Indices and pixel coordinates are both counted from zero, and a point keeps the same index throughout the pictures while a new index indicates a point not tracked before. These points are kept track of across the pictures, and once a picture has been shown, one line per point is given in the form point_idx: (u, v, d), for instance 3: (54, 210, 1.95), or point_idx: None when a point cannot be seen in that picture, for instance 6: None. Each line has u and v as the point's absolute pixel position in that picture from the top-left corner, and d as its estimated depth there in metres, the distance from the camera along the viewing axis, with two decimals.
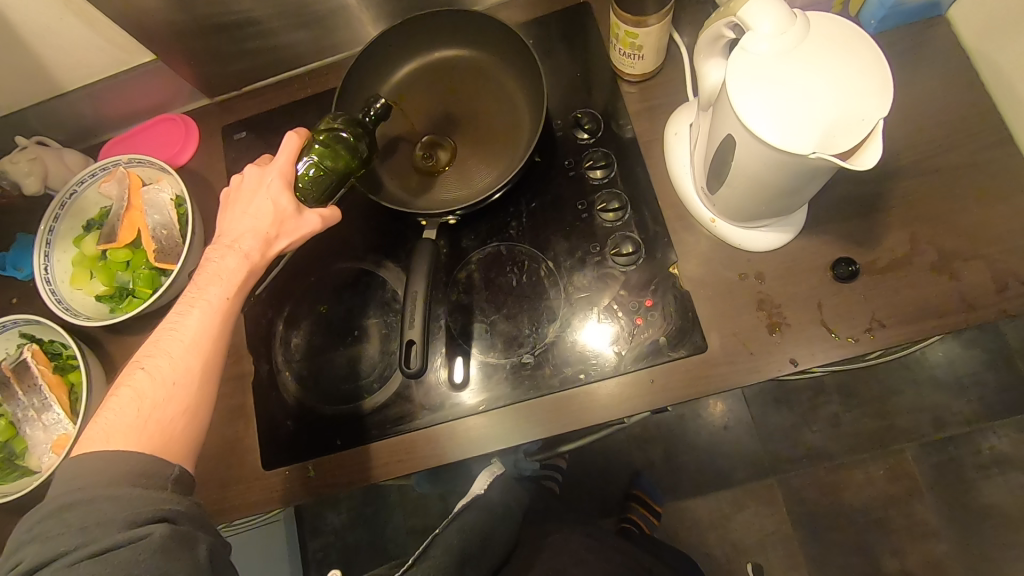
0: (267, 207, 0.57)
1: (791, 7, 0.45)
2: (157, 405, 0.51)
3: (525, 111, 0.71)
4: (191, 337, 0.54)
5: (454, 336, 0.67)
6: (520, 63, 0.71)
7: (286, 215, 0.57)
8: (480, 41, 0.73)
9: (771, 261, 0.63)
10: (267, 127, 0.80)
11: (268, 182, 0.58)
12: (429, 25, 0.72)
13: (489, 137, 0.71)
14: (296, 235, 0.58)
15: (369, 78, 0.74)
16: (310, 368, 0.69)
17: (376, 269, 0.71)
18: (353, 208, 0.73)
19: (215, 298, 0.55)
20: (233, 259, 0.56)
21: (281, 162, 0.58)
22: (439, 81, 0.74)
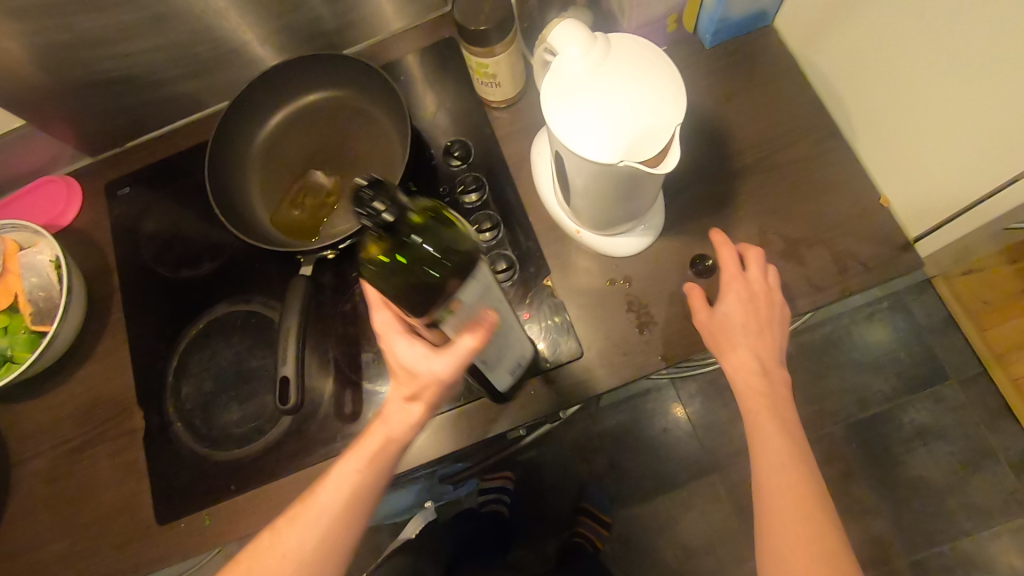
0: (404, 352, 0.48)
1: (591, 30, 0.49)
2: (319, 564, 0.50)
3: (398, 143, 0.74)
4: (336, 505, 0.50)
5: (343, 369, 0.68)
6: (389, 98, 0.74)
7: (410, 373, 0.48)
8: (351, 81, 0.76)
9: (636, 263, 0.67)
10: (152, 179, 0.81)
11: (377, 333, 0.50)
12: (299, 70, 0.75)
13: (366, 172, 0.74)
14: (441, 387, 0.48)
15: (246, 125, 0.76)
16: (203, 415, 0.69)
17: (262, 309, 0.71)
18: (240, 252, 0.74)
19: (347, 471, 0.51)
20: (373, 430, 0.51)
21: (383, 313, 0.50)
22: (316, 123, 0.77)
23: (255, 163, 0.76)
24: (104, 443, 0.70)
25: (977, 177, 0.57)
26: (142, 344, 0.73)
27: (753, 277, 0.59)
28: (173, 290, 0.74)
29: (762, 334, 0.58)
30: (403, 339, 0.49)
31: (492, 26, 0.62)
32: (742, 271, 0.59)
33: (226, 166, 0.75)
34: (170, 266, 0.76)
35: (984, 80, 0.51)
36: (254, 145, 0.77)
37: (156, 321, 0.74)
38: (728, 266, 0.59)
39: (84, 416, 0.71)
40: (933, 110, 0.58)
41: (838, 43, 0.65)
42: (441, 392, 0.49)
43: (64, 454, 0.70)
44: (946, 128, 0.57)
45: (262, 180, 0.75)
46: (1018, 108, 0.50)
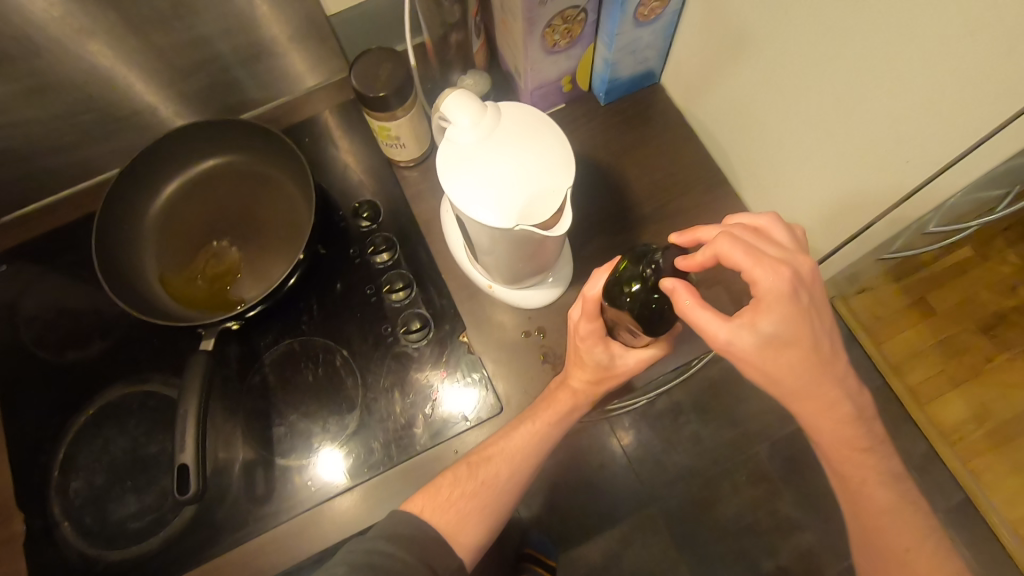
0: (599, 354, 0.56)
1: (482, 100, 0.51)
2: (491, 490, 0.57)
3: (304, 207, 0.73)
4: (525, 451, 0.58)
5: (253, 447, 0.64)
6: (291, 162, 0.73)
7: (609, 369, 0.57)
8: (251, 146, 0.74)
9: (548, 314, 0.68)
10: (31, 256, 0.75)
11: (582, 335, 0.55)
12: (194, 137, 0.73)
13: (272, 238, 0.72)
14: (614, 380, 0.58)
15: (138, 195, 0.73)
16: (94, 512, 0.63)
17: (161, 389, 0.67)
18: (135, 328, 0.69)
19: (533, 426, 0.59)
20: (561, 396, 0.59)
21: (590, 321, 0.54)
22: (217, 190, 0.75)
23: (150, 233, 0.73)
24: None
25: (884, 173, 0.54)
26: (21, 437, 0.66)
27: (767, 290, 0.43)
28: (56, 375, 0.68)
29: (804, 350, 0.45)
30: (597, 343, 0.56)
31: (391, 92, 0.63)
32: (766, 266, 0.43)
33: (117, 239, 0.71)
34: (53, 348, 0.69)
35: (819, 83, 0.55)
36: (149, 215, 0.73)
37: (36, 411, 0.67)
38: (713, 331, 0.44)
39: None
40: (794, 122, 0.61)
41: (710, 99, 0.72)
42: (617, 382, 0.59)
43: None
44: (810, 136, 0.60)
45: (159, 251, 0.72)
46: (851, 119, 0.54)
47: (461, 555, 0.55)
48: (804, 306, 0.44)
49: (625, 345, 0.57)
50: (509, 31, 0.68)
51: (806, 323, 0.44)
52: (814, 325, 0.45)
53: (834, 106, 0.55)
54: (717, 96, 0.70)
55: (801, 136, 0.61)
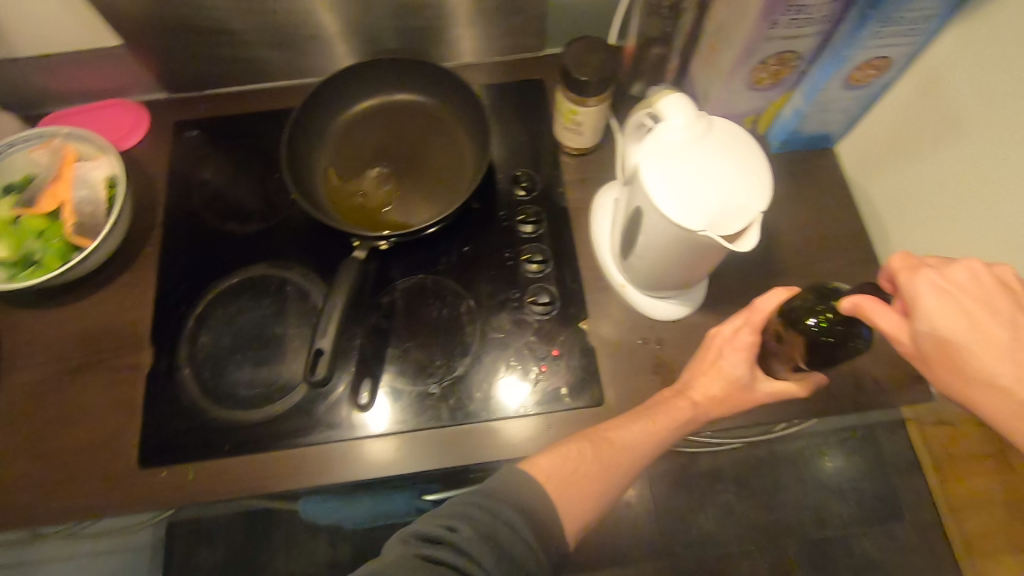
0: (738, 369, 0.57)
1: (698, 109, 0.54)
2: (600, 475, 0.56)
3: (471, 161, 0.77)
4: (641, 444, 0.57)
5: (366, 359, 0.68)
6: (474, 120, 0.77)
7: (742, 388, 0.58)
8: (441, 95, 0.79)
9: (670, 331, 0.69)
10: (220, 129, 0.81)
11: (733, 346, 0.58)
12: (396, 69, 0.78)
13: (433, 179, 0.76)
14: (744, 403, 0.59)
15: (330, 104, 0.78)
16: (213, 368, 0.68)
17: (300, 281, 0.71)
18: (291, 221, 0.74)
19: (648, 424, 0.58)
20: (677, 405, 0.59)
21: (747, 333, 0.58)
22: (396, 121, 0.79)
23: (327, 141, 0.78)
24: (99, 372, 0.67)
25: None
26: (167, 283, 0.72)
27: (916, 298, 0.44)
28: (213, 239, 0.74)
29: (981, 354, 0.42)
30: (743, 360, 0.58)
31: (596, 80, 0.66)
32: (930, 290, 0.43)
33: (301, 136, 0.76)
34: (216, 215, 0.75)
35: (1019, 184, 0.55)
36: (331, 125, 0.78)
37: (187, 266, 0.72)
38: (890, 336, 0.45)
39: (86, 341, 0.69)
40: (977, 217, 0.60)
41: (890, 175, 0.72)
42: (745, 407, 0.59)
43: (53, 373, 0.67)
44: (991, 235, 0.59)
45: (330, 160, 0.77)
46: None
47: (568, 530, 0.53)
48: (968, 325, 0.42)
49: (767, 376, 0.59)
50: (715, 58, 0.70)
51: (974, 340, 0.42)
52: (975, 346, 0.42)
53: (993, 210, 0.58)
54: (898, 175, 0.71)
55: (982, 232, 0.60)
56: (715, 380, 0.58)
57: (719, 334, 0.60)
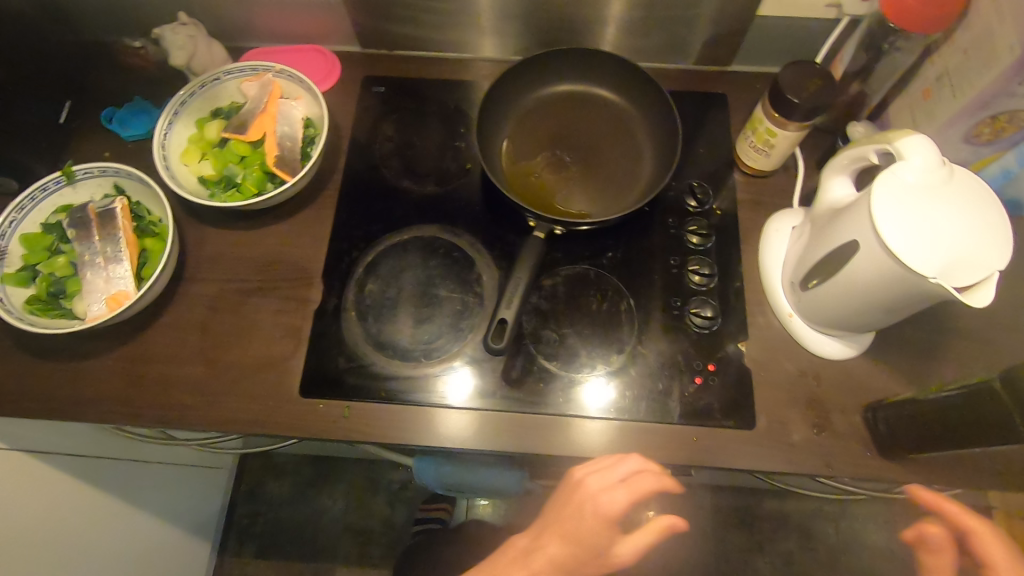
0: (619, 494, 0.60)
1: (941, 154, 0.52)
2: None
3: (649, 165, 0.76)
4: (562, 553, 0.64)
5: (522, 336, 0.69)
6: (660, 126, 0.77)
7: (621, 504, 0.60)
8: (629, 93, 0.79)
9: (830, 371, 0.68)
10: (405, 90, 0.82)
11: (597, 488, 0.60)
12: (592, 60, 0.78)
13: (609, 174, 0.75)
14: (641, 540, 0.64)
15: (521, 81, 0.79)
16: (377, 317, 0.70)
17: (467, 249, 0.73)
18: (465, 190, 0.76)
19: (574, 523, 0.64)
20: (576, 498, 0.62)
21: (620, 491, 0.60)
22: (579, 110, 0.79)
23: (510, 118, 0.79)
24: (272, 300, 0.71)
25: None
26: (341, 227, 0.74)
27: None
28: (388, 193, 0.76)
29: None
30: (619, 493, 0.60)
31: (812, 104, 0.64)
32: None
33: (489, 108, 0.77)
34: (394, 171, 0.77)
35: None
36: (519, 101, 0.79)
37: (362, 214, 0.75)
38: None
39: (262, 267, 0.72)
40: None
41: None
42: (654, 533, 0.64)
43: (231, 292, 0.71)
44: None
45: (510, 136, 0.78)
46: None
47: None
48: None
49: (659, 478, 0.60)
50: (931, 105, 0.68)
51: None
52: None
53: None
54: None
55: None
56: (608, 496, 0.60)
57: (580, 480, 0.62)
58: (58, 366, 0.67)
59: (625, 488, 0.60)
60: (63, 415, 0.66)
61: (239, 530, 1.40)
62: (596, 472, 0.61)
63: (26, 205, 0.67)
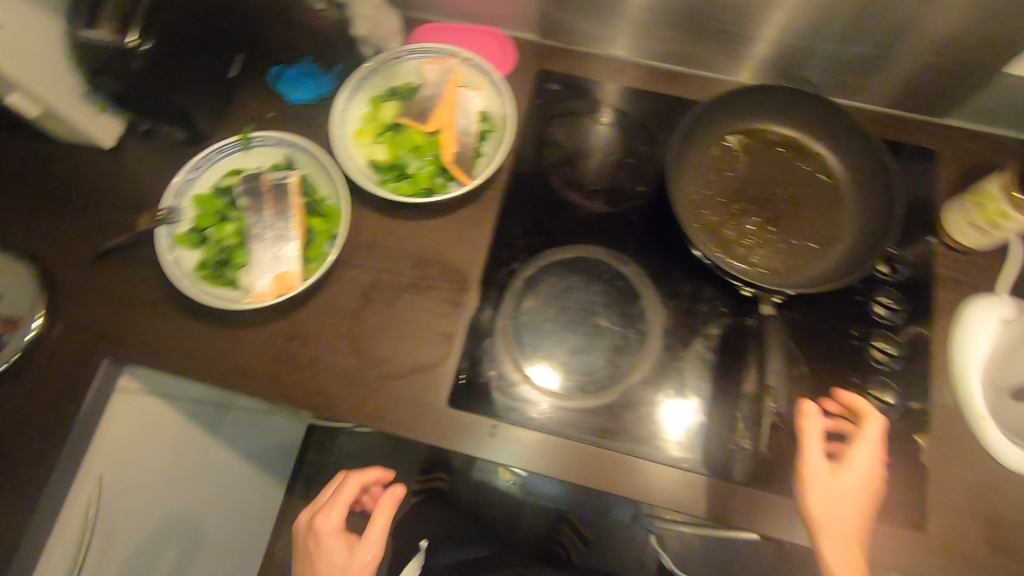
0: (334, 515, 0.63)
1: None
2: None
3: (850, 249, 0.67)
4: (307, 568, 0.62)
5: (685, 384, 0.63)
6: (868, 191, 0.69)
7: (328, 530, 0.62)
8: (832, 144, 0.71)
9: (1015, 484, 0.61)
10: (581, 91, 0.76)
11: (325, 544, 0.62)
12: (799, 110, 0.71)
13: (800, 242, 0.67)
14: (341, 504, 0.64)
15: (715, 117, 0.71)
16: (533, 336, 0.66)
17: (635, 279, 0.67)
18: (636, 212, 0.70)
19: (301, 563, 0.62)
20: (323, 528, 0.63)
21: (334, 513, 0.63)
22: (772, 163, 0.71)
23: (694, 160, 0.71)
24: (424, 300, 0.68)
25: None
26: (502, 233, 0.70)
27: None
28: (553, 203, 0.71)
29: None
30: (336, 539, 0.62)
31: None
32: None
33: (706, 119, 0.71)
34: (563, 181, 0.72)
35: None
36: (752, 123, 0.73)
37: (524, 223, 0.70)
38: None
39: (418, 263, 0.69)
40: None
41: None
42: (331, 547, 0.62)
43: (385, 284, 0.69)
44: None
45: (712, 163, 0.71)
46: None
47: None
48: None
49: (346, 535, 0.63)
50: None
51: None
52: None
53: None
54: None
55: None
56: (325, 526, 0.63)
57: (308, 528, 0.64)
58: (214, 332, 0.67)
59: (379, 511, 0.63)
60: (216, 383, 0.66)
61: (307, 475, 1.42)
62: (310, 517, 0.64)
63: (201, 165, 0.66)
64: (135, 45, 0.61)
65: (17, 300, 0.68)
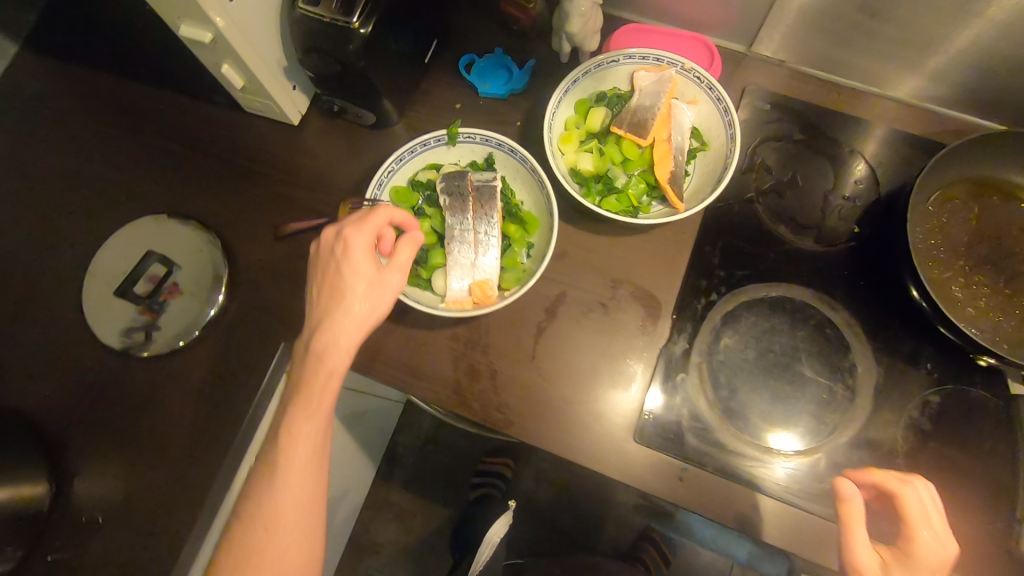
0: (365, 259, 0.50)
1: None
2: (273, 520, 0.45)
3: None
4: (312, 447, 0.47)
5: (895, 452, 0.59)
6: None
7: (370, 280, 0.50)
8: None
9: None
10: (795, 116, 0.70)
11: (346, 282, 0.50)
12: None
13: None
14: (381, 288, 0.50)
15: (959, 161, 0.63)
16: (729, 377, 0.62)
17: (846, 329, 0.62)
18: (850, 256, 0.65)
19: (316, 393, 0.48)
20: (336, 276, 0.50)
21: (363, 247, 0.50)
22: (1013, 219, 0.64)
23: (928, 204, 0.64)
24: (613, 323, 0.64)
25: None
26: (701, 262, 0.65)
27: None
28: (758, 235, 0.66)
29: None
30: (366, 273, 0.50)
31: None
32: None
33: (948, 163, 0.63)
34: (770, 211, 0.67)
35: None
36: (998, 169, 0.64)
37: (725, 254, 0.66)
38: None
39: (607, 283, 0.66)
40: None
41: None
42: (344, 297, 0.50)
43: (572, 301, 0.65)
44: None
45: (946, 213, 0.64)
46: None
47: None
48: None
49: (365, 263, 0.50)
50: None
51: None
52: None
53: None
54: None
55: None
56: (366, 317, 0.49)
57: (342, 244, 0.50)
58: (392, 331, 0.65)
59: (411, 248, 0.52)
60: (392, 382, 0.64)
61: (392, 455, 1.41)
62: (349, 233, 0.51)
63: (404, 157, 0.63)
64: (356, 27, 0.58)
65: (198, 262, 0.68)
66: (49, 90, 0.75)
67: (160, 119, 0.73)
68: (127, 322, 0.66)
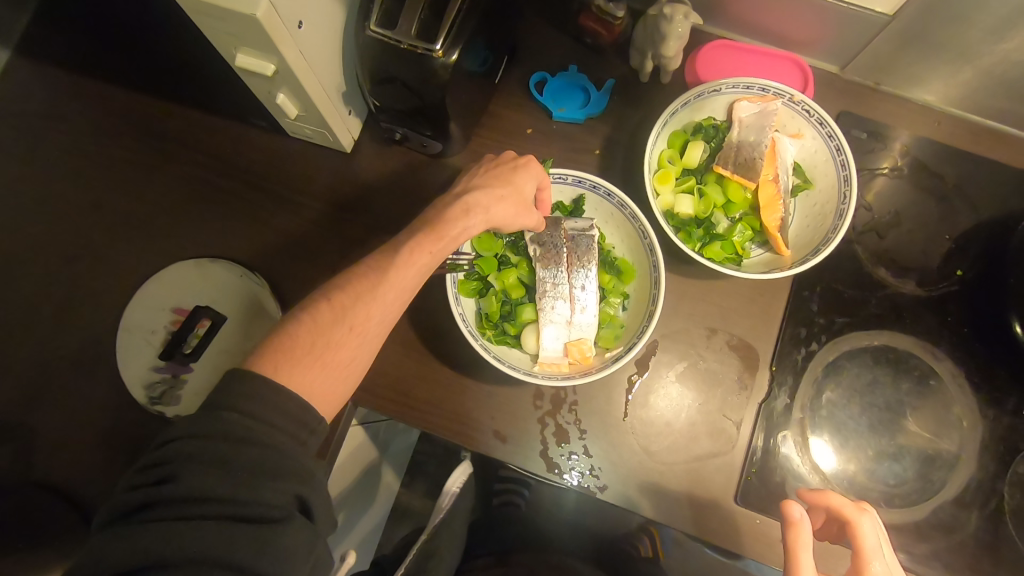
0: (526, 184, 0.53)
1: None
2: (345, 332, 0.43)
3: None
4: (401, 296, 0.47)
5: (1002, 513, 0.57)
6: None
7: (522, 201, 0.52)
8: None
9: None
10: (893, 146, 0.65)
11: (505, 190, 0.51)
12: None
13: None
14: (518, 221, 0.53)
15: None
16: (832, 432, 0.60)
17: (948, 381, 0.60)
18: (952, 303, 0.62)
19: (424, 262, 0.47)
20: (496, 182, 0.51)
21: (530, 176, 0.53)
22: None
23: None
24: (709, 376, 0.60)
25: None
26: (799, 307, 0.62)
27: None
28: (857, 279, 0.62)
29: None
30: (526, 187, 0.53)
31: None
32: None
33: None
34: (870, 252, 0.63)
35: None
36: None
37: (825, 298, 0.62)
38: None
39: (702, 331, 0.61)
40: None
41: None
42: (496, 205, 0.51)
43: (667, 353, 0.61)
44: None
45: None
46: None
47: (318, 405, 0.42)
48: None
49: (527, 183, 0.53)
50: None
51: None
52: None
53: None
54: None
55: None
56: (497, 220, 0.51)
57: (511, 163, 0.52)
58: (472, 386, 0.59)
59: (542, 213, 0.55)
60: (475, 447, 0.58)
61: None
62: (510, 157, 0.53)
63: None
64: (441, 56, 0.49)
65: (227, 300, 0.60)
66: (67, 112, 0.67)
67: (194, 141, 0.65)
68: (150, 363, 0.59)
